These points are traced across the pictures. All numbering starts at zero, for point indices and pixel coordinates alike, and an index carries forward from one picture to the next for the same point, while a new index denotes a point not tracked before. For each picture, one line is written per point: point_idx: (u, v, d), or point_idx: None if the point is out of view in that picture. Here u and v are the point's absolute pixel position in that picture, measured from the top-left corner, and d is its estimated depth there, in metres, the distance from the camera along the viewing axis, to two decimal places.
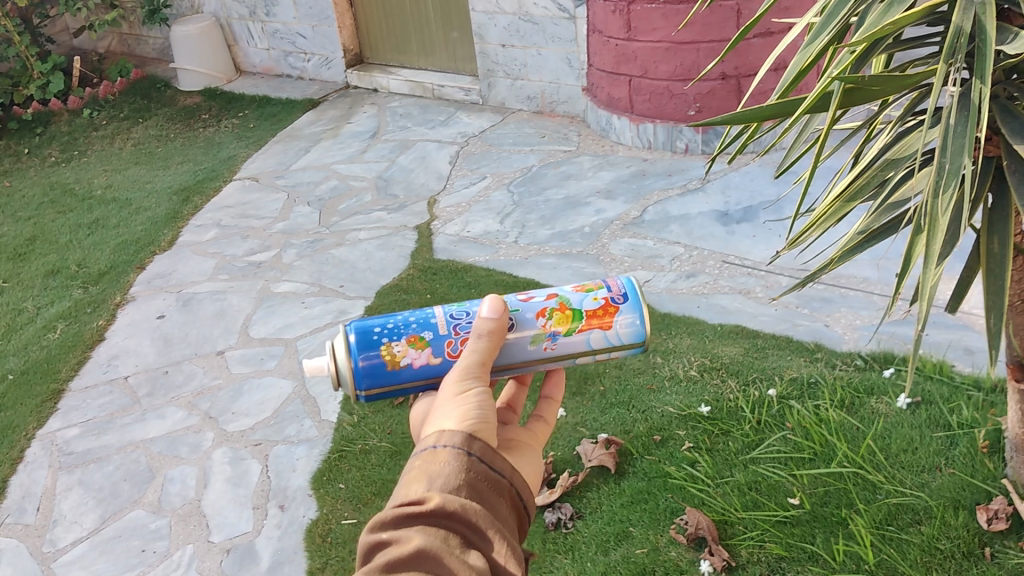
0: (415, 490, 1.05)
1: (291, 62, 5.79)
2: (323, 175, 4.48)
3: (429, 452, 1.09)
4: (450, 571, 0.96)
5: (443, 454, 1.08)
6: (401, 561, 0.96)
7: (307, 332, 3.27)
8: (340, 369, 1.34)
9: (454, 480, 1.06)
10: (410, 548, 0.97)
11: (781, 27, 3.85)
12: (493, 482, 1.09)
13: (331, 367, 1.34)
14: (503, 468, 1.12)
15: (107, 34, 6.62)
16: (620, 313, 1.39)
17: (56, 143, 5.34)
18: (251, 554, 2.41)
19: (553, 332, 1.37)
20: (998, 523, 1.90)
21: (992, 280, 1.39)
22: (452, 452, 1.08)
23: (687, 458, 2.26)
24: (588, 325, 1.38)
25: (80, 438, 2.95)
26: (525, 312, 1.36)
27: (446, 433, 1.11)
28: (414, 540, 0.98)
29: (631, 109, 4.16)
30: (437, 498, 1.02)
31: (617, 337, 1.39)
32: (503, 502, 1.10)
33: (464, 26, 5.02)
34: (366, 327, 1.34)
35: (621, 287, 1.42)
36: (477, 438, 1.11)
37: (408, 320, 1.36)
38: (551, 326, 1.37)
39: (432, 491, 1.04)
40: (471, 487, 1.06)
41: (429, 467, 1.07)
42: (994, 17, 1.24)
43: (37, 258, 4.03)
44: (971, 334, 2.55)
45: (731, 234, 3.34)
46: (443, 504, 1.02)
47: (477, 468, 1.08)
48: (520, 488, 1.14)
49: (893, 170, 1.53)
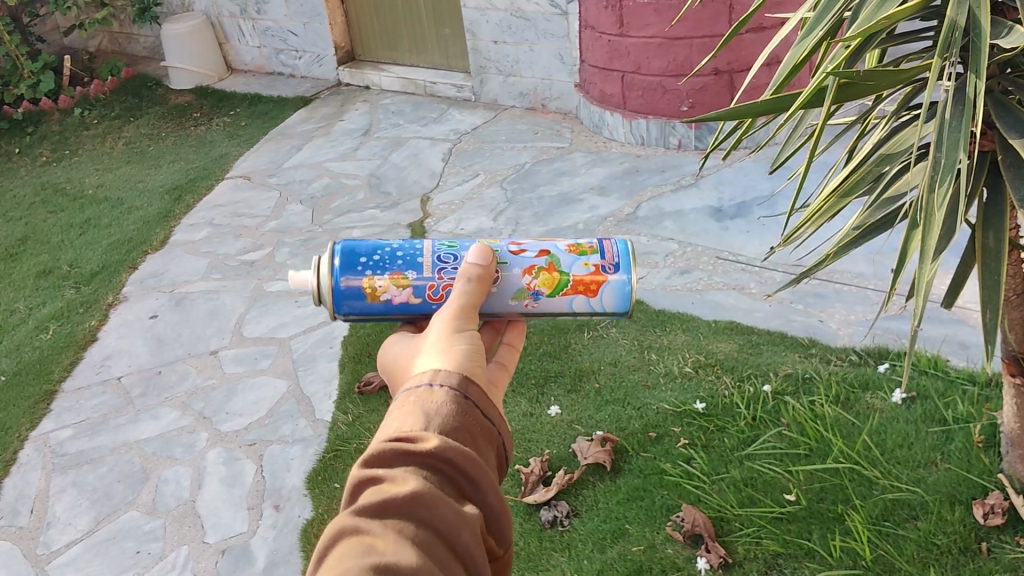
0: (411, 427, 1.03)
1: (283, 60, 5.77)
2: (315, 174, 4.46)
3: (425, 391, 1.08)
4: (446, 519, 0.95)
5: (440, 395, 1.07)
6: (397, 502, 0.93)
7: (300, 332, 3.26)
8: (320, 285, 1.39)
9: (450, 422, 1.04)
10: (408, 489, 0.94)
11: (773, 22, 3.85)
12: (486, 430, 1.08)
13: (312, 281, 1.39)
14: (494, 416, 1.11)
15: (97, 34, 6.59)
16: (606, 286, 1.42)
17: (47, 142, 5.31)
18: (245, 555, 2.40)
19: (536, 291, 1.41)
20: (995, 518, 1.91)
21: (987, 276, 1.39)
22: (449, 393, 1.08)
23: (682, 454, 2.25)
24: (573, 290, 1.42)
25: (73, 439, 2.93)
26: (513, 268, 1.39)
27: (442, 374, 1.10)
28: (411, 482, 0.95)
29: (624, 106, 4.15)
30: (437, 439, 1.00)
31: (600, 305, 1.44)
32: (492, 451, 1.09)
33: (455, 23, 5.00)
34: (355, 252, 1.39)
35: (614, 255, 1.44)
36: (472, 382, 1.11)
37: (396, 255, 1.40)
38: (535, 285, 1.40)
39: (430, 431, 1.02)
40: (466, 431, 1.05)
41: (427, 405, 1.06)
42: (988, 11, 1.23)
43: (28, 259, 4.01)
44: (965, 329, 2.56)
45: (725, 230, 3.34)
46: (443, 447, 1.00)
47: (472, 413, 1.08)
48: (507, 439, 1.14)
49: (889, 165, 1.52)
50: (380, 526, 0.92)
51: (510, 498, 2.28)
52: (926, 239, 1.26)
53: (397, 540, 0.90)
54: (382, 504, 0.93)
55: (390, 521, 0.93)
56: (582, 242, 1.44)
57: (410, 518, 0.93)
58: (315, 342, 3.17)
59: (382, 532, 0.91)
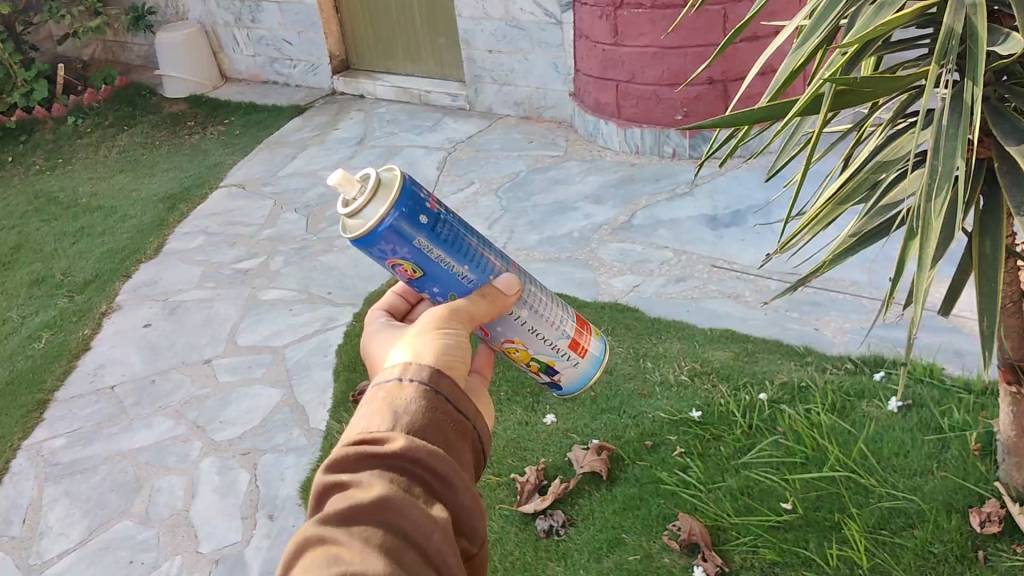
0: (378, 428, 1.01)
1: (278, 68, 5.77)
2: (310, 182, 4.46)
3: (394, 386, 1.06)
4: (414, 522, 0.93)
5: (409, 390, 1.05)
6: (362, 509, 0.91)
7: (295, 340, 3.25)
8: (368, 213, 1.24)
9: (419, 419, 1.03)
10: (372, 494, 0.92)
11: (767, 32, 3.86)
12: (459, 425, 1.06)
13: (362, 206, 1.24)
14: (468, 409, 1.09)
15: (91, 42, 6.58)
16: None
17: (40, 151, 5.29)
18: (239, 565, 2.38)
19: None
20: (992, 526, 1.90)
21: (985, 283, 1.38)
22: (417, 388, 1.06)
23: (679, 463, 2.25)
24: None
25: (66, 449, 2.91)
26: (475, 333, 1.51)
27: (412, 368, 1.09)
28: (377, 487, 0.94)
29: (619, 114, 4.16)
30: (404, 440, 0.98)
31: None
32: (467, 448, 1.07)
33: (450, 31, 5.00)
34: (418, 212, 1.26)
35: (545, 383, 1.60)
36: (443, 377, 1.09)
37: (439, 247, 1.29)
38: None
39: (397, 431, 1.00)
40: (437, 428, 1.03)
41: (395, 403, 1.04)
42: (985, 18, 1.24)
43: (21, 268, 3.98)
44: (961, 337, 2.56)
45: (720, 238, 3.34)
46: (409, 447, 0.98)
47: (443, 409, 1.06)
48: (482, 435, 1.12)
49: (884, 173, 1.54)
50: (345, 535, 0.90)
51: (506, 507, 2.26)
52: (923, 250, 1.27)
53: (364, 548, 0.88)
54: (346, 512, 0.91)
55: (356, 529, 0.91)
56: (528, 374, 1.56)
57: (375, 524, 0.91)
58: (310, 351, 3.16)
59: (347, 541, 0.89)
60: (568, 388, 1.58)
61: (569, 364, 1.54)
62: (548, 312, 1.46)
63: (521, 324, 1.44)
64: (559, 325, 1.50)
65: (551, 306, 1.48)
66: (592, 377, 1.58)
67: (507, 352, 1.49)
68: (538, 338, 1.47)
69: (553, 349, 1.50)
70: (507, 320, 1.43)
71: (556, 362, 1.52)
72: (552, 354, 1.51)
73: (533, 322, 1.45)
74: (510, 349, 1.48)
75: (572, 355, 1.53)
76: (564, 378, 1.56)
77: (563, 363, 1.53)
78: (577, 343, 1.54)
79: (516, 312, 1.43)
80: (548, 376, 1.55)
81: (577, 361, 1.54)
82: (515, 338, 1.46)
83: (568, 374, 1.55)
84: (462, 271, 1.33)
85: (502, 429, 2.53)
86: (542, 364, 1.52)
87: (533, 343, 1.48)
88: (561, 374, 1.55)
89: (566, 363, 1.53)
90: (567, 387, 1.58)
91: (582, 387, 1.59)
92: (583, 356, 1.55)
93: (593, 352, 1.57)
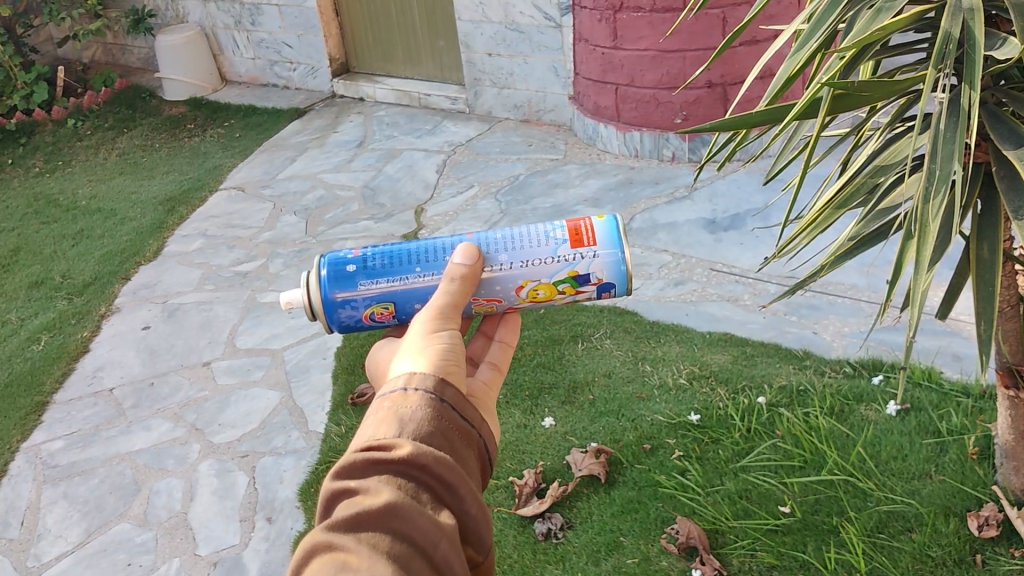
0: (384, 435, 1.01)
1: (277, 71, 5.77)
2: (309, 185, 4.46)
3: (399, 395, 1.06)
4: (422, 529, 0.93)
5: (414, 399, 1.05)
6: (370, 516, 0.91)
7: (294, 342, 3.26)
8: (312, 300, 1.41)
9: (425, 427, 1.03)
10: (379, 501, 0.92)
11: (766, 35, 3.87)
12: (464, 432, 1.07)
13: (303, 300, 1.41)
14: (472, 418, 1.09)
15: (91, 45, 6.60)
16: None
17: (40, 153, 5.29)
18: (238, 567, 2.38)
19: None
20: (990, 530, 1.90)
21: (982, 287, 1.38)
22: (423, 397, 1.06)
23: (677, 466, 2.25)
24: None
25: (65, 451, 2.91)
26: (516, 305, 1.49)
27: (417, 377, 1.09)
28: (384, 493, 0.93)
29: (618, 118, 4.17)
30: (411, 446, 0.98)
31: None
32: (472, 454, 1.07)
33: (450, 34, 5.01)
34: (343, 269, 1.40)
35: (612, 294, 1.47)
36: (448, 386, 1.09)
37: (380, 278, 1.39)
38: None
39: (403, 437, 1.00)
40: (443, 436, 1.04)
41: (401, 412, 1.04)
42: (982, 23, 1.25)
43: (21, 270, 3.99)
44: (959, 341, 2.57)
45: (719, 242, 3.35)
46: (416, 454, 0.98)
47: (449, 416, 1.06)
48: (486, 442, 1.12)
49: (882, 177, 1.52)
50: (352, 541, 0.90)
51: (504, 509, 2.26)
52: (921, 252, 1.27)
53: (371, 555, 0.88)
54: (354, 518, 0.91)
55: (363, 535, 0.90)
56: (581, 296, 1.45)
57: (383, 531, 0.91)
58: (309, 353, 3.17)
59: (355, 548, 0.89)
60: (622, 281, 1.43)
61: (589, 259, 1.41)
62: (524, 240, 1.42)
63: (508, 266, 1.41)
64: (545, 239, 1.43)
65: (529, 235, 1.43)
66: (626, 255, 1.43)
67: (533, 298, 1.44)
68: (537, 264, 1.41)
69: (558, 261, 1.41)
70: (493, 272, 1.41)
71: (576, 266, 1.41)
72: (563, 265, 1.41)
73: (517, 257, 1.41)
74: (531, 294, 1.43)
75: (583, 250, 1.42)
76: (602, 275, 1.42)
77: (585, 263, 1.42)
78: (579, 237, 1.42)
79: (497, 263, 1.41)
80: (591, 286, 1.44)
81: (593, 251, 1.42)
82: (522, 282, 1.42)
83: (602, 269, 1.42)
84: (416, 273, 1.39)
85: (501, 432, 2.53)
86: (568, 280, 1.42)
87: (537, 272, 1.42)
88: (594, 273, 1.42)
89: (585, 262, 1.41)
90: (621, 280, 1.43)
91: (631, 273, 1.43)
92: (597, 244, 1.42)
93: (607, 234, 1.43)
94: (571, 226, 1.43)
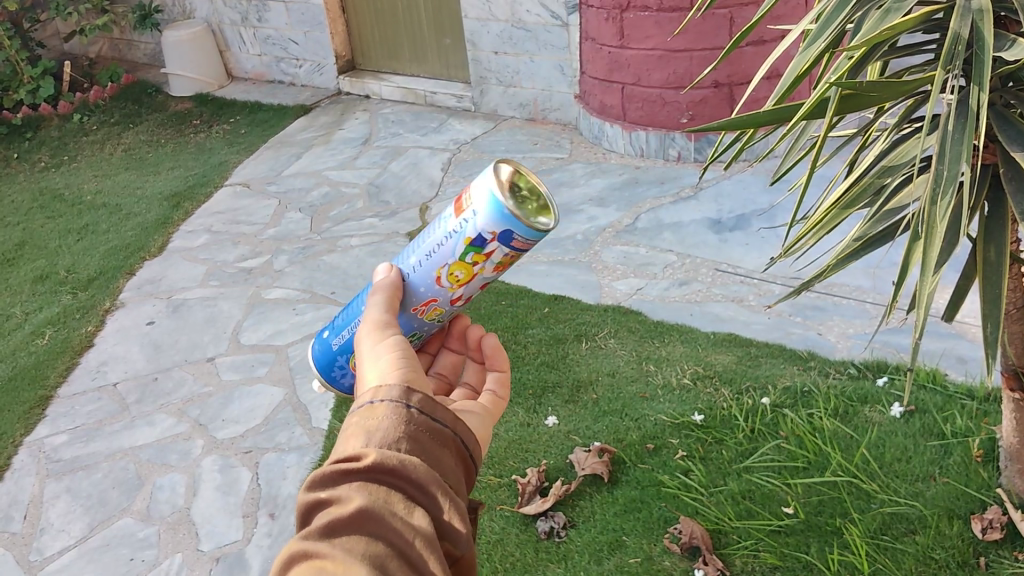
0: (353, 447, 1.00)
1: (283, 68, 5.78)
2: (314, 182, 4.46)
3: (366, 408, 1.05)
4: (395, 532, 0.92)
5: (382, 409, 1.04)
6: (343, 521, 0.91)
7: (297, 339, 3.26)
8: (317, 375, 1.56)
9: (394, 433, 1.01)
10: (350, 508, 0.92)
11: (773, 36, 3.86)
12: (436, 433, 1.05)
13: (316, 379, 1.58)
14: (445, 418, 1.08)
15: (98, 40, 6.61)
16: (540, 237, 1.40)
17: (46, 148, 5.30)
18: (240, 563, 2.38)
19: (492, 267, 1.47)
20: (993, 533, 1.90)
21: (989, 289, 1.38)
22: (389, 406, 1.05)
23: (681, 466, 2.25)
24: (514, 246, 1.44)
25: (68, 445, 2.92)
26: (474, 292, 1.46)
27: (383, 389, 1.07)
28: (356, 499, 0.93)
29: (623, 117, 4.16)
30: (377, 453, 0.97)
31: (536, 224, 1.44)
32: (448, 454, 1.05)
33: (456, 32, 5.01)
34: (323, 341, 1.53)
35: (528, 242, 1.35)
36: (415, 391, 1.08)
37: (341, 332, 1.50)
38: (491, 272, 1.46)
39: (371, 446, 0.99)
40: (413, 439, 1.02)
41: (368, 423, 1.03)
42: (991, 24, 1.25)
43: (25, 264, 3.99)
44: (964, 343, 2.56)
45: (724, 242, 3.34)
46: (383, 459, 0.97)
47: (418, 420, 1.04)
48: (465, 440, 1.10)
49: (889, 177, 1.53)
50: (327, 546, 0.89)
51: (506, 508, 2.26)
52: (927, 251, 1.27)
53: (347, 557, 0.87)
54: (328, 525, 0.91)
55: (338, 541, 0.90)
56: (498, 258, 1.36)
57: (356, 535, 0.91)
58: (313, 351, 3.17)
59: (330, 552, 0.88)
60: (515, 227, 1.32)
61: (472, 220, 1.33)
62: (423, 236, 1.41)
63: (417, 266, 1.40)
64: (438, 226, 1.39)
65: (430, 229, 1.42)
66: (502, 199, 1.30)
67: (458, 281, 1.40)
68: (436, 249, 1.38)
69: (450, 239, 1.36)
70: (411, 277, 1.41)
71: (465, 234, 1.34)
72: (456, 239, 1.36)
73: (422, 252, 1.40)
74: (451, 279, 1.40)
75: (463, 217, 1.34)
76: (492, 228, 1.33)
77: (470, 225, 1.34)
78: (460, 206, 1.36)
79: (411, 267, 1.41)
80: (492, 243, 1.34)
81: (471, 211, 1.33)
82: (435, 272, 1.39)
83: (487, 223, 1.32)
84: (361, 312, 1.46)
85: (503, 430, 2.52)
86: (469, 250, 1.35)
87: (440, 257, 1.38)
88: (483, 230, 1.33)
89: (470, 224, 1.33)
90: (512, 223, 1.31)
91: (517, 215, 1.31)
92: (472, 203, 1.33)
93: (478, 187, 1.33)
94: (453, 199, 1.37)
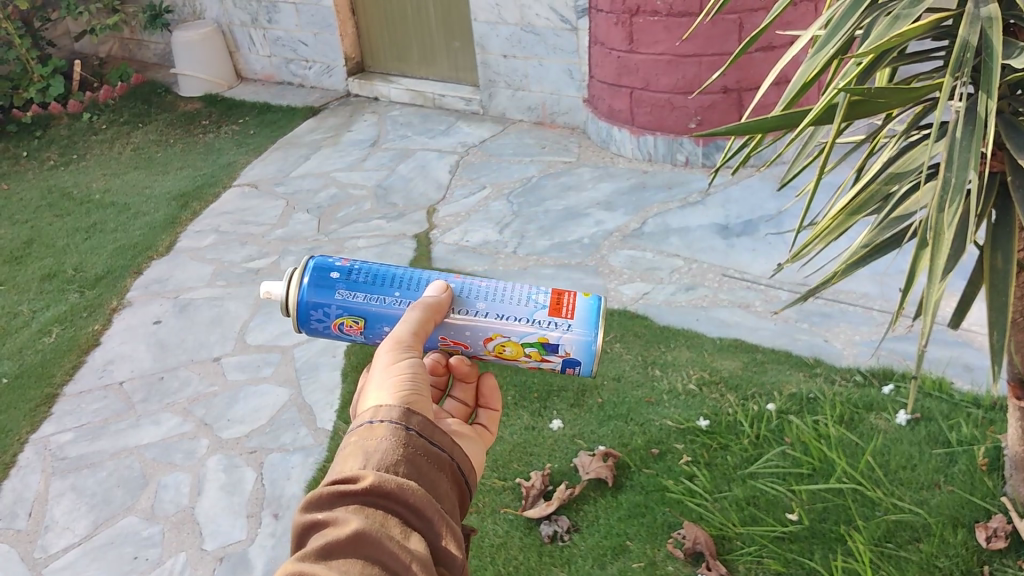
0: (350, 468, 1.00)
1: (292, 69, 5.80)
2: (322, 183, 4.48)
3: (365, 428, 1.05)
4: (392, 554, 0.92)
5: (380, 429, 1.04)
6: (338, 543, 0.91)
7: (304, 340, 3.27)
8: (290, 294, 1.42)
9: (391, 457, 1.02)
10: (347, 529, 0.92)
11: (782, 41, 3.86)
12: (434, 457, 1.06)
13: (277, 292, 1.43)
14: (442, 442, 1.09)
15: (108, 39, 6.64)
16: None
17: (55, 147, 5.32)
18: (243, 563, 2.38)
19: None
20: (997, 542, 1.89)
21: (995, 296, 1.37)
22: (389, 427, 1.05)
23: (685, 472, 2.24)
24: None
25: (74, 443, 2.93)
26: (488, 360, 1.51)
27: (383, 410, 1.07)
28: (352, 522, 0.93)
29: (631, 121, 4.15)
30: (375, 475, 0.98)
31: None
32: (444, 480, 1.07)
33: (465, 35, 5.02)
34: (326, 276, 1.42)
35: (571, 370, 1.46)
36: (414, 413, 1.09)
37: (359, 291, 1.41)
38: None
39: (368, 469, 1.00)
40: (410, 463, 1.03)
41: (367, 445, 1.03)
42: (1001, 32, 1.25)
43: (33, 262, 4.01)
44: (971, 351, 2.55)
45: (731, 247, 3.34)
46: (381, 482, 0.97)
47: (416, 443, 1.05)
48: (460, 465, 1.11)
49: (897, 185, 1.51)
50: (324, 567, 0.89)
51: (510, 511, 2.26)
52: (934, 261, 1.26)
53: None
54: (324, 547, 0.91)
55: (335, 563, 0.89)
56: (542, 363, 1.45)
57: (353, 557, 0.90)
58: (318, 352, 3.18)
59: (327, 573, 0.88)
60: (582, 361, 1.43)
61: (562, 330, 1.42)
62: (504, 294, 1.43)
63: (482, 314, 1.42)
64: (526, 300, 1.43)
65: (512, 288, 1.44)
66: (599, 344, 1.42)
67: (497, 353, 1.45)
68: (512, 320, 1.42)
69: (531, 326, 1.42)
70: (466, 316, 1.42)
71: (547, 334, 1.42)
72: (535, 330, 1.42)
73: (495, 308, 1.42)
74: (495, 348, 1.44)
75: (558, 320, 1.42)
76: (570, 349, 1.42)
77: (556, 333, 1.42)
78: (559, 306, 1.43)
79: (472, 307, 1.42)
80: (557, 357, 1.44)
81: (568, 323, 1.42)
82: (492, 334, 1.43)
83: (571, 343, 1.42)
84: (395, 299, 1.41)
85: (508, 432, 2.52)
86: (536, 345, 1.43)
87: (509, 328, 1.42)
88: (560, 345, 1.42)
89: (558, 332, 1.42)
90: (587, 360, 1.43)
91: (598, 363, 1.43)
92: (573, 318, 1.42)
93: (587, 314, 1.43)
94: (555, 293, 1.43)
